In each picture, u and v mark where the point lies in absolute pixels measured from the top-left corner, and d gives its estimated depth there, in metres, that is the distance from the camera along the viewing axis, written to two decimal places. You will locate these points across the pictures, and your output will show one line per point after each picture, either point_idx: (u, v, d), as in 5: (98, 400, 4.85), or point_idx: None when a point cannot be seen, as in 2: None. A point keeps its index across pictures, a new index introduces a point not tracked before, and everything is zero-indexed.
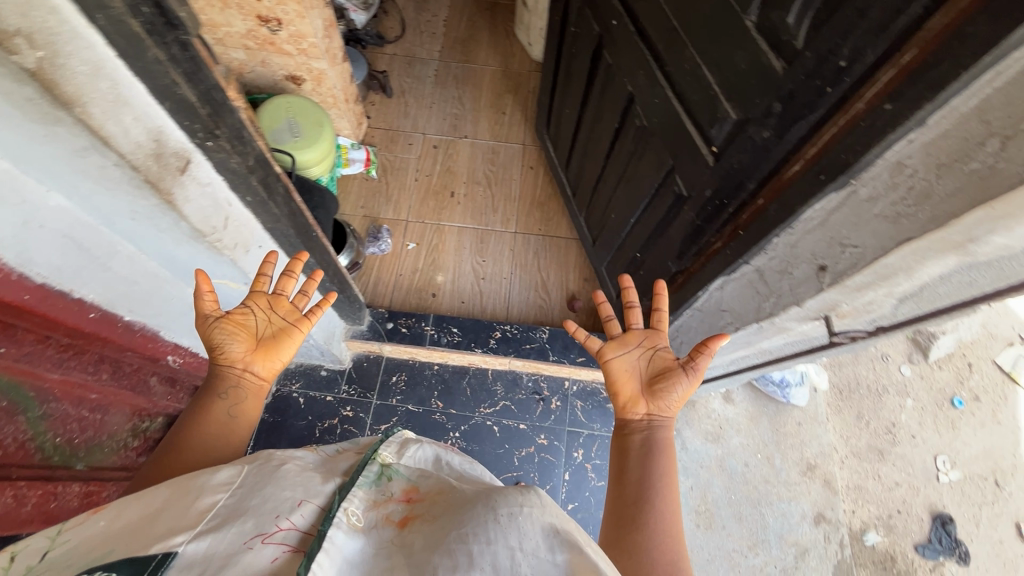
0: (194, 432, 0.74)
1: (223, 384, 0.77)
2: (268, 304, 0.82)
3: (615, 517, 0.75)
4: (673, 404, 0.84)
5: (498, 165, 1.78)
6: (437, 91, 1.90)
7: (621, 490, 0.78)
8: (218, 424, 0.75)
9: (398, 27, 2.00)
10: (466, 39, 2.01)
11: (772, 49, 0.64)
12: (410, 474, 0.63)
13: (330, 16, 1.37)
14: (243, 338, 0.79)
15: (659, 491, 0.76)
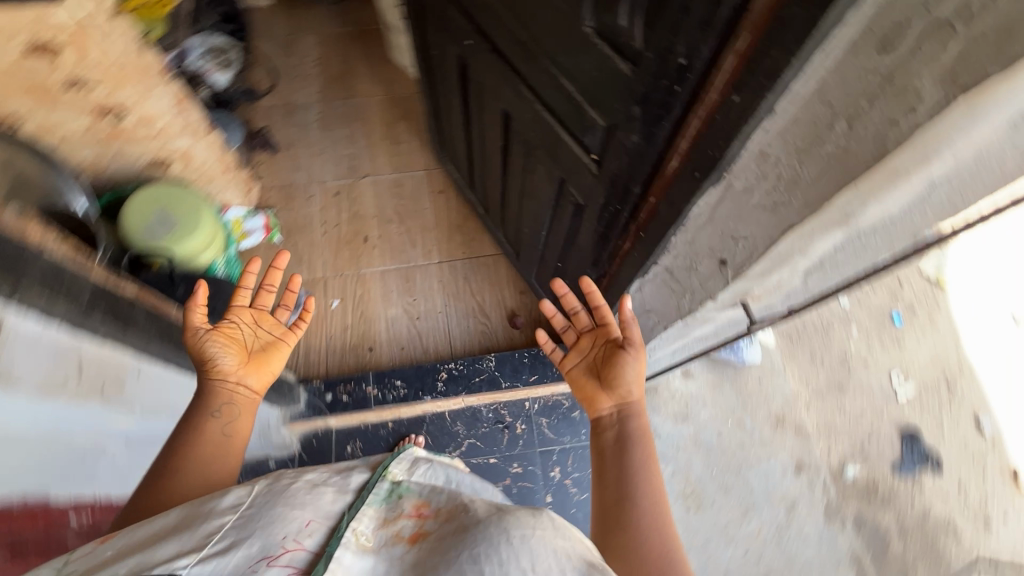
0: (191, 454, 0.72)
1: (213, 405, 0.77)
2: (253, 316, 0.89)
3: (601, 521, 0.68)
4: (634, 387, 0.81)
5: (406, 197, 1.71)
6: (325, 135, 1.81)
7: (605, 488, 0.71)
8: (209, 450, 0.73)
9: (268, 78, 1.89)
10: (343, 73, 1.93)
11: (617, 53, 0.60)
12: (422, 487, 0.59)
13: (180, 91, 1.28)
14: (231, 351, 0.82)
15: (642, 484, 0.70)
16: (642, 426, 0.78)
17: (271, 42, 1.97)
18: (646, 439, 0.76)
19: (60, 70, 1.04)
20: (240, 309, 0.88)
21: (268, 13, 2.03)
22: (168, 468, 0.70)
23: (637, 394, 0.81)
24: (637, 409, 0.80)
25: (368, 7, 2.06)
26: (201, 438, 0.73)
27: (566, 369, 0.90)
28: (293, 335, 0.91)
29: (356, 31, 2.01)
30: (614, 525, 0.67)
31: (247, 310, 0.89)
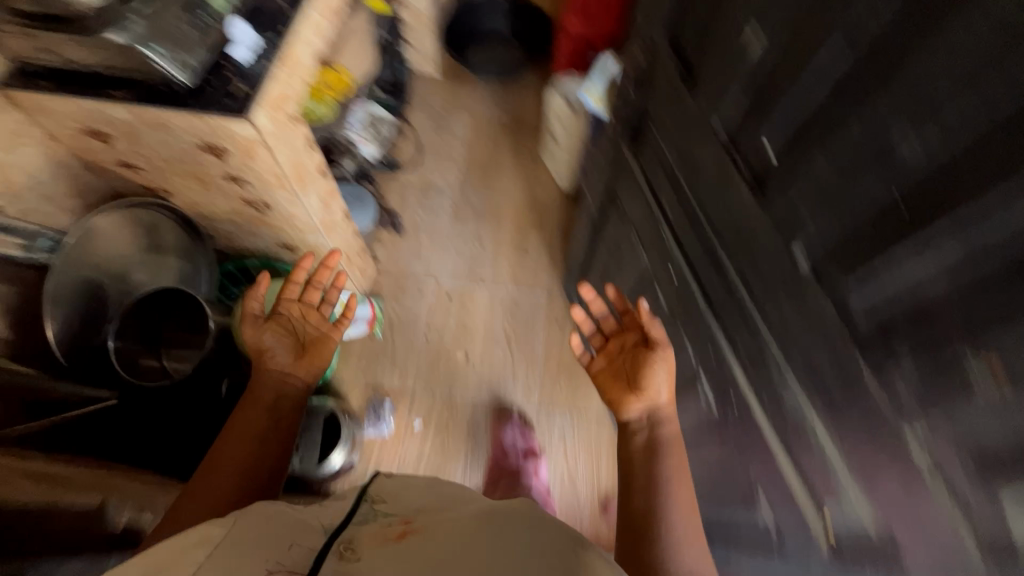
0: (244, 442, 0.85)
1: (270, 395, 0.92)
2: (303, 305, 1.07)
3: (633, 534, 0.78)
4: (663, 391, 0.88)
5: (519, 319, 1.57)
6: (453, 227, 1.72)
7: (633, 476, 0.84)
8: (283, 427, 0.90)
9: (413, 151, 1.85)
10: (487, 162, 1.85)
11: (950, 496, 0.47)
12: (401, 509, 0.70)
13: (332, 187, 1.18)
14: (281, 338, 1.00)
15: (666, 474, 0.83)
16: (671, 430, 0.87)
17: (425, 114, 1.94)
18: (672, 443, 0.86)
19: (225, 167, 0.99)
20: (287, 302, 1.06)
21: (429, 85, 2.02)
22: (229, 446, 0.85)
23: (665, 398, 0.88)
24: (663, 414, 0.87)
25: (528, 98, 1.99)
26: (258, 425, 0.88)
27: (596, 373, 0.95)
28: (336, 331, 1.08)
29: (510, 120, 1.94)
30: (642, 527, 0.78)
31: (293, 298, 1.07)
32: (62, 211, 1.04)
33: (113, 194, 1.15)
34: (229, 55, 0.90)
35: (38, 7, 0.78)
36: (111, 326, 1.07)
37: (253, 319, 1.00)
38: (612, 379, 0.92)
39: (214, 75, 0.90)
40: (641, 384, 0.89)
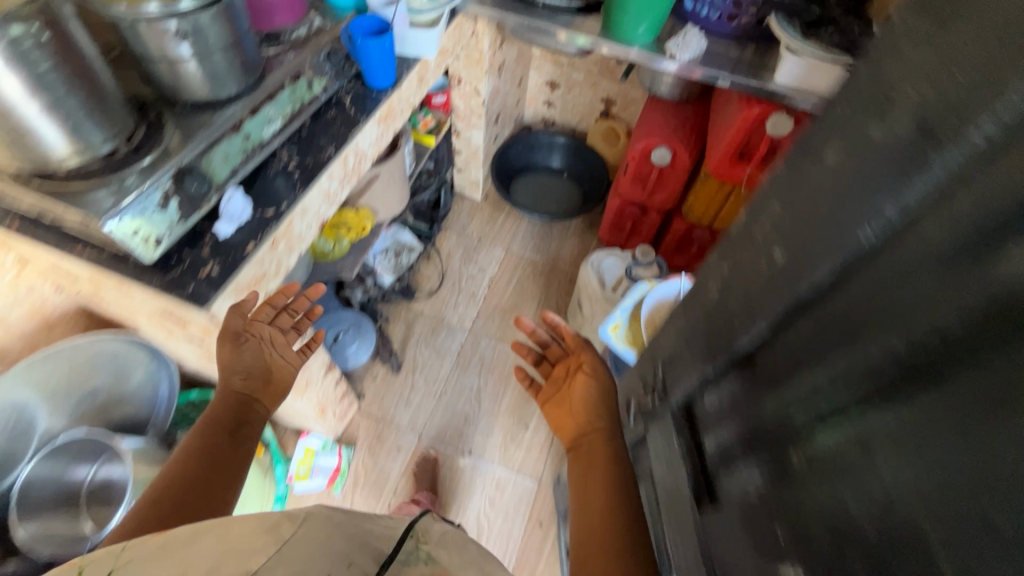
0: (201, 466, 0.69)
1: (227, 415, 0.77)
2: (277, 329, 0.88)
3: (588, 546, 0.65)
4: (600, 417, 0.80)
5: (498, 509, 1.37)
6: (454, 375, 1.57)
7: (588, 501, 0.71)
8: (234, 416, 0.77)
9: (434, 279, 1.76)
10: (509, 308, 1.72)
11: None
12: (451, 562, 0.49)
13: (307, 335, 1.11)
14: (260, 356, 0.83)
15: (618, 487, 0.71)
16: (617, 452, 0.76)
17: (458, 241, 1.86)
18: (624, 462, 0.75)
19: (184, 333, 0.89)
20: (265, 318, 0.87)
21: (470, 209, 1.95)
22: (182, 471, 0.69)
23: (607, 417, 0.80)
24: (608, 434, 0.79)
25: (568, 245, 1.88)
26: (215, 445, 0.73)
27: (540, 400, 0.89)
28: (298, 359, 0.90)
29: (544, 265, 1.83)
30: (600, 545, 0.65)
31: (270, 317, 0.88)
32: (16, 333, 0.97)
33: (86, 311, 1.07)
34: (215, 227, 0.83)
35: (10, 168, 0.73)
36: (32, 462, 0.98)
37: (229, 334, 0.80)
38: (554, 408, 0.85)
39: (188, 243, 0.81)
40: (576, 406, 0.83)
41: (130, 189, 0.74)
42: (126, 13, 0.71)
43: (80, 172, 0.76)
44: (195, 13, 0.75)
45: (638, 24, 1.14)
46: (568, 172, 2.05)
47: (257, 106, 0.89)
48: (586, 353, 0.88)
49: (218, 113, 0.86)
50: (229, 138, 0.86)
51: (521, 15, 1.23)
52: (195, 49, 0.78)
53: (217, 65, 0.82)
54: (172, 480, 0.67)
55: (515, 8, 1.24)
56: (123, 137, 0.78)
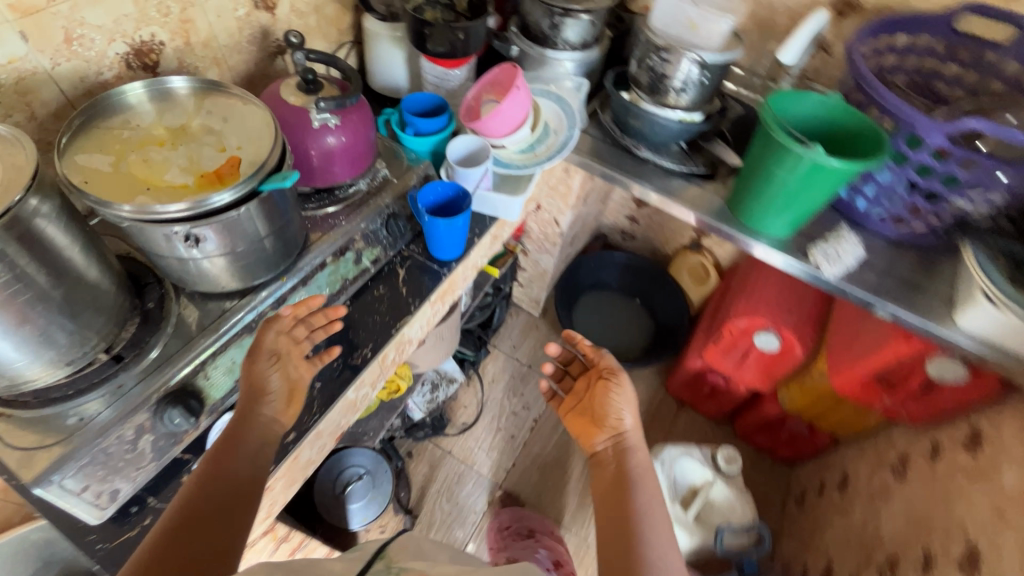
0: (233, 468, 0.58)
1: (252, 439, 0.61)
2: (293, 340, 0.67)
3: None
4: (626, 419, 0.80)
5: None
6: (473, 546, 1.34)
7: (610, 515, 0.70)
8: (257, 429, 0.62)
9: (472, 410, 1.54)
10: (550, 463, 1.48)
11: None
12: None
13: (299, 539, 0.89)
14: (285, 378, 0.65)
15: (640, 511, 0.69)
16: (640, 459, 0.76)
17: (505, 364, 1.64)
18: (645, 473, 0.75)
19: None
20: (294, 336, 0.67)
21: (524, 326, 1.73)
22: (205, 498, 0.55)
23: (629, 421, 0.80)
24: (632, 441, 0.79)
25: None
26: (243, 446, 0.60)
27: (563, 411, 0.89)
28: (313, 369, 0.69)
29: None
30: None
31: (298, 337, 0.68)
32: None
33: None
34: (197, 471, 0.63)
35: None
36: None
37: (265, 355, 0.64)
38: (575, 415, 0.86)
39: (159, 486, 0.62)
40: (597, 416, 0.82)
41: (106, 423, 0.57)
42: (131, 215, 0.55)
43: (46, 397, 0.58)
44: (218, 215, 0.58)
45: (776, 219, 0.90)
46: (640, 297, 1.80)
47: (286, 294, 0.71)
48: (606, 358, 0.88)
49: (235, 309, 0.68)
50: (241, 341, 0.68)
51: (628, 173, 1.00)
52: (220, 246, 0.62)
53: (242, 255, 0.66)
54: (202, 488, 0.56)
55: (622, 163, 1.01)
56: (104, 347, 0.61)
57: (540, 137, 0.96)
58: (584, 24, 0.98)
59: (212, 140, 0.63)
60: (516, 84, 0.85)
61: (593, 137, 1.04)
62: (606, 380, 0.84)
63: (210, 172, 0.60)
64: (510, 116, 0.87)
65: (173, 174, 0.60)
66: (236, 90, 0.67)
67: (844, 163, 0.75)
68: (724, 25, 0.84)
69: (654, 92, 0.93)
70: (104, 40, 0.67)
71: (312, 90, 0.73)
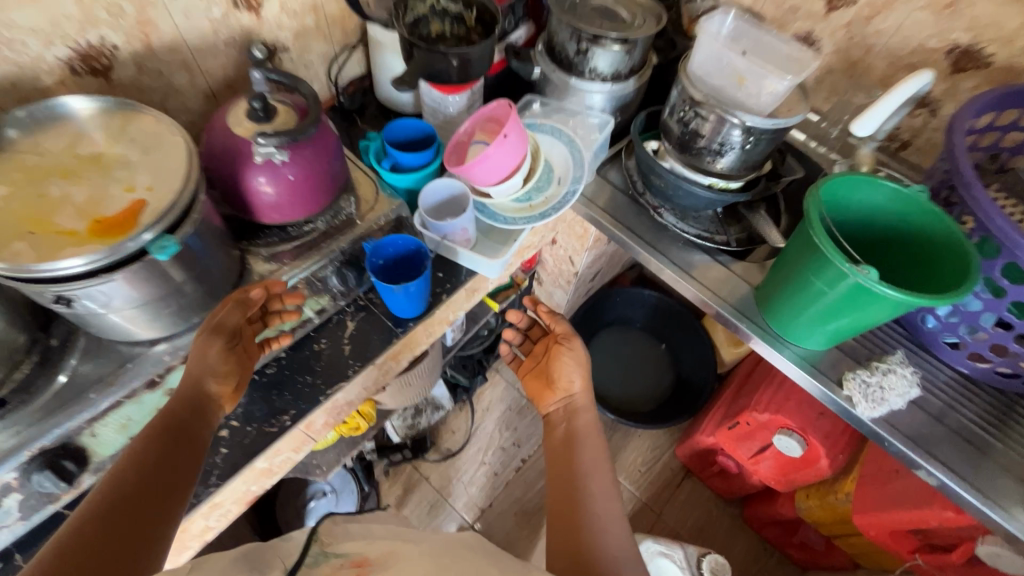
0: (180, 430, 0.55)
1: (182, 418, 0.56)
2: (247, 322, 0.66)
3: (557, 535, 0.61)
4: (577, 380, 0.79)
5: None
6: None
7: (559, 469, 0.69)
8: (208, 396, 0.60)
9: (460, 437, 1.46)
10: (530, 511, 1.38)
11: None
12: None
13: None
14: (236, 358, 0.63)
15: (585, 469, 0.68)
16: (588, 419, 0.76)
17: (505, 393, 1.54)
18: (592, 431, 0.74)
19: None
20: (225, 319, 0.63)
21: None
22: (154, 464, 0.52)
23: (578, 383, 0.78)
24: (582, 402, 0.78)
25: (632, 447, 1.49)
26: (192, 416, 0.57)
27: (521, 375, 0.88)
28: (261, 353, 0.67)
29: None
30: (568, 535, 0.61)
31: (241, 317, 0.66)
32: None
33: None
34: None
35: None
36: None
37: (208, 331, 0.60)
38: (531, 378, 0.85)
39: (31, 542, 0.58)
40: (553, 381, 0.81)
41: None
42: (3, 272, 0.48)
43: None
44: (104, 273, 0.51)
45: (811, 331, 0.72)
46: (666, 343, 1.62)
47: None
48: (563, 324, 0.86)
49: (139, 362, 0.61)
50: (141, 396, 0.61)
51: (642, 238, 0.84)
52: (117, 303, 0.55)
53: (152, 307, 0.58)
54: (151, 451, 0.52)
55: (637, 223, 0.85)
56: None
57: (540, 185, 0.82)
58: (617, 54, 0.82)
59: (122, 177, 0.56)
60: (505, 131, 0.71)
61: (612, 185, 0.89)
62: (559, 345, 0.82)
63: (107, 217, 0.53)
64: (500, 166, 0.74)
65: (65, 217, 0.52)
66: (165, 116, 0.59)
67: (903, 293, 0.57)
68: (781, 87, 0.66)
69: (685, 149, 0.77)
70: (39, 43, 0.60)
71: (263, 118, 0.64)
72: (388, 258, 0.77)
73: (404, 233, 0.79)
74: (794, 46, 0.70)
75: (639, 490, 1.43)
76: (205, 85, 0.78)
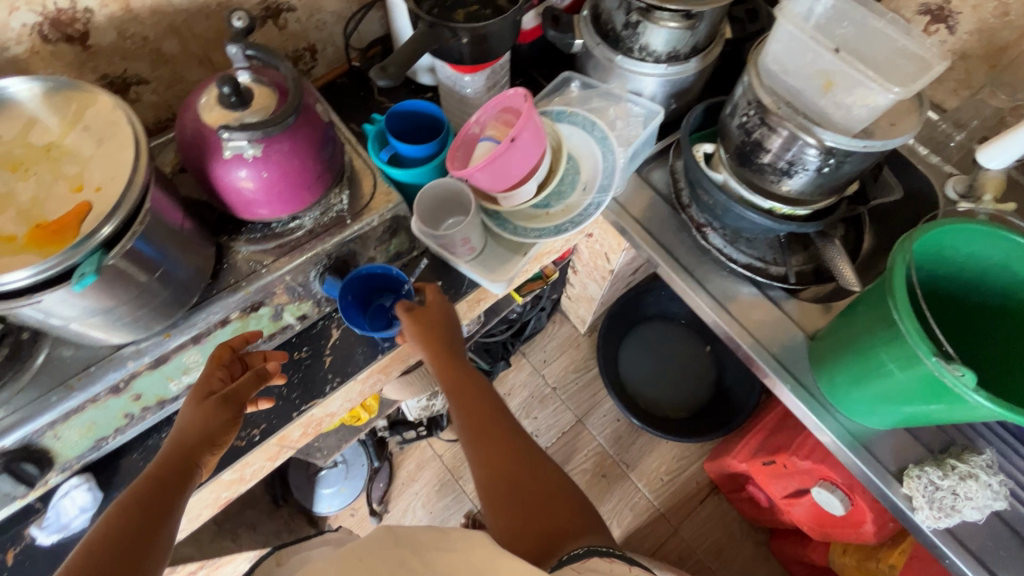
0: (150, 494, 0.51)
1: (156, 481, 0.52)
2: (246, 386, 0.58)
3: (497, 474, 0.58)
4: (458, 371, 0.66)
5: None
6: None
7: (480, 430, 0.62)
8: (184, 452, 0.54)
9: None
10: None
11: None
12: None
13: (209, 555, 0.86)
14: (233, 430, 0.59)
15: (502, 421, 0.64)
16: (475, 392, 0.66)
17: (528, 381, 1.48)
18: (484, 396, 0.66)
19: None
20: (220, 380, 0.59)
21: (564, 340, 1.53)
22: (118, 532, 0.47)
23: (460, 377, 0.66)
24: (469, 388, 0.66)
25: (656, 453, 1.39)
26: (162, 482, 0.52)
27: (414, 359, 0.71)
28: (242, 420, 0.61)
29: (611, 466, 1.39)
30: (510, 473, 0.58)
31: (231, 374, 0.60)
32: None
33: None
34: (34, 531, 0.58)
35: None
36: None
37: (219, 400, 0.56)
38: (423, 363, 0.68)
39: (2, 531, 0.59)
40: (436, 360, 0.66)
41: None
42: None
43: None
44: (43, 289, 0.46)
45: (872, 411, 0.58)
46: (712, 346, 1.46)
47: (167, 353, 0.60)
48: (428, 287, 0.68)
49: (101, 366, 0.58)
50: (105, 401, 0.58)
51: (678, 261, 0.71)
52: (65, 315, 0.51)
53: (112, 317, 0.54)
54: (113, 524, 0.47)
55: (675, 242, 0.72)
56: None
57: (561, 190, 0.70)
58: (674, 31, 0.65)
59: (70, 173, 0.50)
60: (513, 133, 0.59)
61: (653, 190, 0.75)
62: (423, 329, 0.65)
63: (49, 223, 0.48)
64: (507, 172, 0.63)
65: (6, 219, 0.48)
66: (121, 101, 0.52)
67: (997, 405, 0.43)
68: (882, 100, 0.49)
69: (742, 162, 0.62)
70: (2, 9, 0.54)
71: (237, 104, 0.55)
72: (366, 283, 0.69)
73: (401, 233, 0.70)
74: (914, 36, 0.51)
75: (658, 499, 1.35)
76: (198, 50, 0.70)
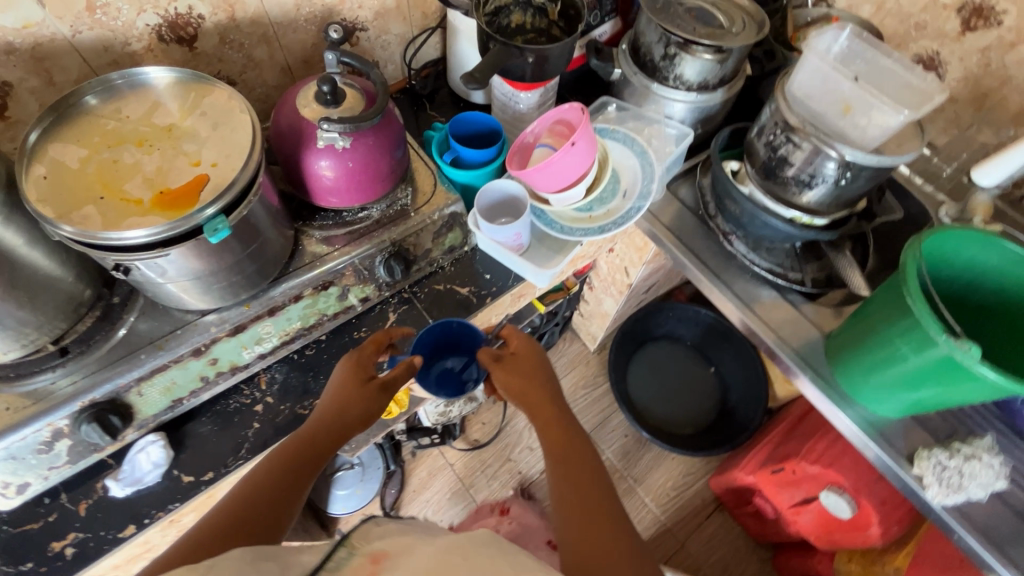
0: (310, 444, 0.59)
1: (314, 436, 0.60)
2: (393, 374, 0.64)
3: (580, 509, 0.55)
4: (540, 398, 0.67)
5: None
6: None
7: (567, 462, 0.61)
8: (342, 413, 0.61)
9: (490, 429, 1.45)
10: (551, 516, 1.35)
11: None
12: None
13: None
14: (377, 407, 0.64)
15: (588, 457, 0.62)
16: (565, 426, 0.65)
17: None
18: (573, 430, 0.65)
19: None
20: (369, 364, 0.65)
21: (574, 357, 1.58)
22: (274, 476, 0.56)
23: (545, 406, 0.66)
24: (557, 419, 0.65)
25: (664, 469, 1.43)
26: (320, 432, 0.60)
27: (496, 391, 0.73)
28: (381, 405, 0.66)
29: (620, 480, 1.42)
30: (591, 510, 0.55)
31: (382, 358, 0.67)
32: None
33: None
34: (108, 483, 0.62)
35: None
36: None
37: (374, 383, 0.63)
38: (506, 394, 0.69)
39: (76, 483, 0.63)
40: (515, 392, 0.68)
41: (20, 420, 0.55)
42: (72, 237, 0.49)
43: None
44: (170, 244, 0.52)
45: (883, 397, 0.65)
46: (717, 367, 1.53)
47: (245, 323, 0.65)
48: (517, 338, 0.72)
49: (187, 331, 0.62)
50: (185, 364, 0.63)
51: (706, 266, 0.78)
52: (171, 273, 0.56)
53: (208, 281, 0.59)
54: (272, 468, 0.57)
55: (703, 248, 0.79)
56: (52, 338, 0.59)
57: (603, 197, 0.78)
58: (708, 63, 0.75)
59: (190, 150, 0.57)
60: (573, 138, 0.67)
61: (682, 203, 0.83)
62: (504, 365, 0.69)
63: (172, 190, 0.54)
64: (563, 175, 0.71)
65: (133, 184, 0.54)
66: (236, 92, 0.59)
67: (1002, 377, 0.50)
68: (894, 121, 0.58)
69: (767, 176, 0.70)
70: (132, 10, 0.62)
71: (331, 101, 0.63)
72: (444, 334, 0.75)
73: (456, 229, 0.77)
74: (916, 73, 0.61)
75: (664, 514, 1.38)
76: (282, 59, 0.78)
